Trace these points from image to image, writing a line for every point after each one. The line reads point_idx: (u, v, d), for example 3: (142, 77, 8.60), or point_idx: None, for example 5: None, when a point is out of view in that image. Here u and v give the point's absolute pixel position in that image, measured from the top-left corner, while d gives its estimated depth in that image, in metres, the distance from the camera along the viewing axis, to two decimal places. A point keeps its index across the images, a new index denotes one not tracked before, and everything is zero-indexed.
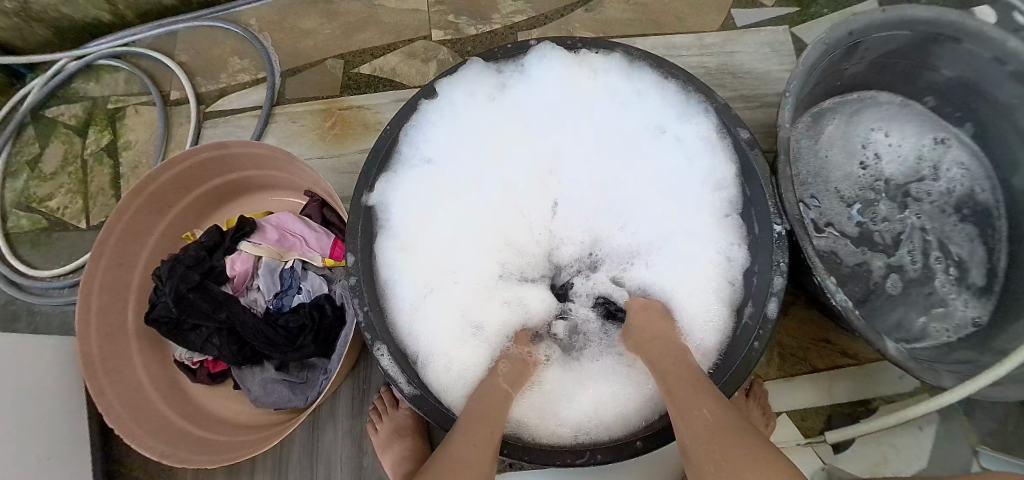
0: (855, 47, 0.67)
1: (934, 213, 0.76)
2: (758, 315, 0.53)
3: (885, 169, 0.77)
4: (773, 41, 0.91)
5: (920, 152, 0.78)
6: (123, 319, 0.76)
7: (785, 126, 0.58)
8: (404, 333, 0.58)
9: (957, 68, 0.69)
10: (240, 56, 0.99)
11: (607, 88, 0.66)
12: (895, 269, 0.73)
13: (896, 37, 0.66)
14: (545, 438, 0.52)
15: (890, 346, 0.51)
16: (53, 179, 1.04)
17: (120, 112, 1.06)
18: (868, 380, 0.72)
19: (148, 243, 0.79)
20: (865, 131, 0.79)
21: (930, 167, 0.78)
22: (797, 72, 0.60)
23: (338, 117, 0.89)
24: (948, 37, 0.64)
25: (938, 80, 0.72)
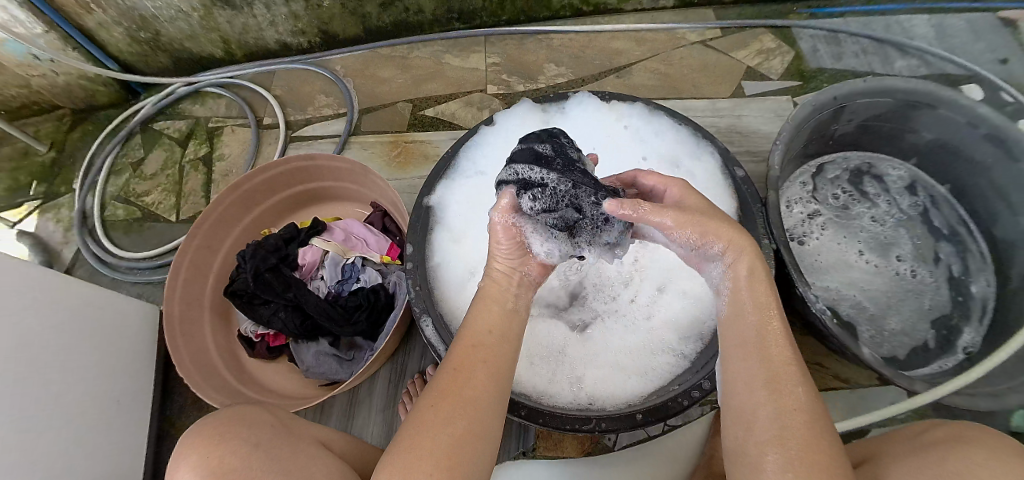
0: (842, 110, 0.81)
1: (853, 225, 0.89)
2: None
3: (869, 242, 0.88)
4: (777, 108, 1.07)
5: (818, 230, 0.88)
6: (203, 292, 0.90)
7: (775, 168, 0.73)
8: (448, 310, 0.69)
9: (935, 131, 0.83)
10: (326, 94, 1.19)
11: (632, 129, 0.82)
12: (922, 268, 0.86)
13: (880, 103, 0.81)
14: (564, 405, 0.61)
15: (864, 351, 0.61)
16: (153, 178, 1.23)
17: (218, 130, 1.25)
18: (860, 404, 0.80)
19: (232, 233, 0.93)
20: (838, 234, 0.88)
21: (820, 228, 0.88)
22: (789, 124, 0.75)
23: (402, 149, 1.06)
24: (925, 105, 0.79)
25: (921, 142, 0.86)
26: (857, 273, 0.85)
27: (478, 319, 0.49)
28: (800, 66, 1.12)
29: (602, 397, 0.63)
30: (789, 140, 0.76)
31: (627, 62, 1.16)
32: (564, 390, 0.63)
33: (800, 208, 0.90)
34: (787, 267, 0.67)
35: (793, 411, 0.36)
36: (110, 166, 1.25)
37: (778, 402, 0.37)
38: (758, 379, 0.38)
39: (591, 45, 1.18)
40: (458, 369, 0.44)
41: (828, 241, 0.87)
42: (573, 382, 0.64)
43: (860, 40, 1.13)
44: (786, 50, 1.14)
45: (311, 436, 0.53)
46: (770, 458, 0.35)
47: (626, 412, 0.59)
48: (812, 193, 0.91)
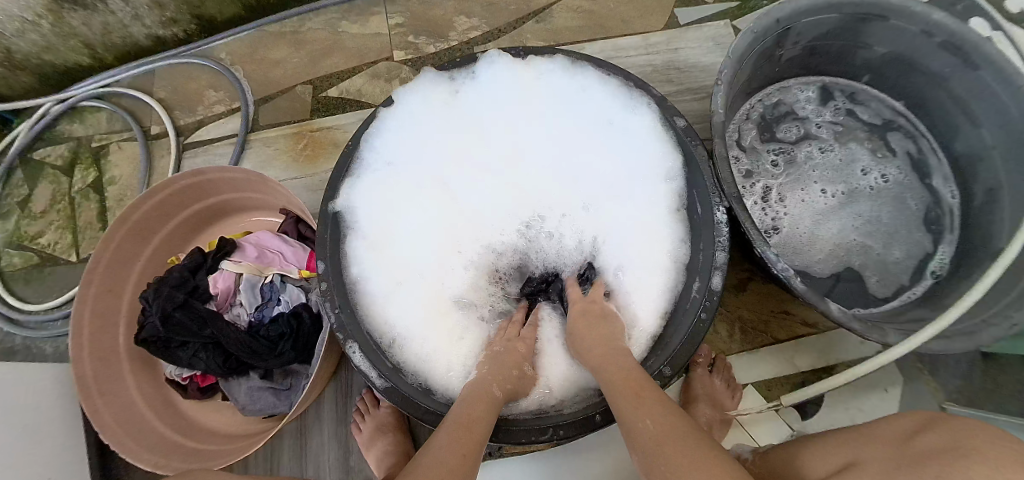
0: (787, 32, 0.73)
1: (812, 182, 0.83)
2: (704, 288, 0.60)
3: (832, 186, 0.83)
4: (716, 35, 0.98)
5: (781, 207, 0.81)
6: (115, 343, 0.81)
7: (718, 112, 0.65)
8: (387, 328, 0.64)
9: (889, 44, 0.75)
10: (215, 89, 1.05)
11: (553, 87, 0.73)
12: (887, 173, 0.84)
13: (825, 21, 0.73)
14: (519, 413, 0.59)
15: (832, 307, 0.59)
16: (44, 217, 1.09)
17: (104, 149, 1.10)
18: (830, 348, 0.79)
19: (134, 270, 0.83)
20: (800, 193, 0.82)
21: (782, 199, 0.81)
22: (729, 60, 0.67)
23: (309, 140, 0.94)
24: (875, 16, 0.71)
25: (875, 56, 0.79)
26: (830, 228, 0.80)
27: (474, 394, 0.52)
28: None
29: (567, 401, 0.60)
30: (731, 79, 0.68)
31: (546, 2, 1.03)
32: (520, 394, 0.61)
33: (757, 190, 0.82)
34: (743, 226, 0.60)
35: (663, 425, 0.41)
36: None
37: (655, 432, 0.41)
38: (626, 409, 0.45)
39: None
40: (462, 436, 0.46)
41: (797, 212, 0.81)
42: (542, 380, 0.62)
43: None
44: None
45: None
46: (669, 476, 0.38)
47: (581, 416, 0.57)
48: (762, 168, 0.83)
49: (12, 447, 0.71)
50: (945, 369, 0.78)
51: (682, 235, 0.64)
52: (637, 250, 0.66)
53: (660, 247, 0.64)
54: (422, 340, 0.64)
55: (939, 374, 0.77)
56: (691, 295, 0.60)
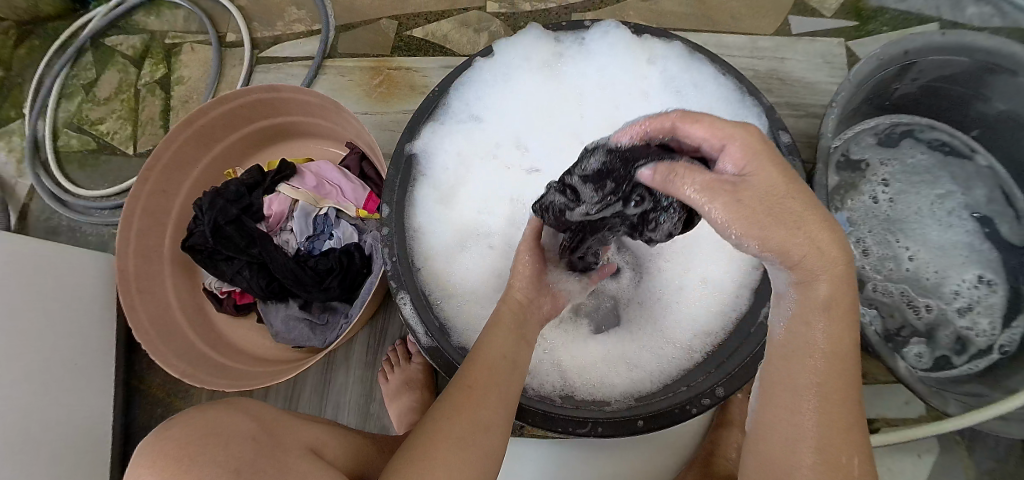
0: (909, 67, 0.65)
1: (918, 258, 0.73)
2: (765, 319, 0.53)
3: (932, 228, 0.74)
4: (827, 53, 0.89)
5: (952, 298, 0.71)
6: (160, 244, 0.79)
7: (829, 135, 0.58)
8: (445, 304, 0.59)
9: (1009, 101, 0.66)
10: (297, 7, 1.00)
11: (664, 74, 0.65)
12: (891, 167, 0.77)
13: (952, 63, 0.65)
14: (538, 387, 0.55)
15: (901, 366, 0.51)
16: (106, 104, 1.08)
17: (176, 48, 1.08)
18: (875, 402, 0.72)
19: (191, 174, 0.81)
20: (943, 273, 0.72)
21: (951, 311, 0.70)
22: (848, 83, 0.60)
23: (384, 77, 0.90)
24: (1005, 69, 0.63)
25: (990, 112, 0.70)
26: (963, 270, 0.72)
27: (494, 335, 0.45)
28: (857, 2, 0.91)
29: (582, 387, 0.55)
30: (846, 103, 0.61)
31: None
32: (542, 375, 0.56)
33: (942, 342, 0.70)
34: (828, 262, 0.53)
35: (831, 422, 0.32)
36: (59, 89, 1.10)
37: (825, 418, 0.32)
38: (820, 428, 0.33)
39: None
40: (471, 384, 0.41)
41: (951, 272, 0.72)
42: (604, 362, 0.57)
43: None
44: None
45: (299, 440, 0.43)
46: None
47: (626, 417, 0.51)
48: (917, 328, 0.70)
49: (43, 325, 0.71)
50: (982, 446, 0.70)
51: (755, 260, 0.57)
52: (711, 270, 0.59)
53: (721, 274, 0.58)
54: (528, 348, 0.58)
55: (975, 451, 0.70)
56: (758, 321, 0.54)
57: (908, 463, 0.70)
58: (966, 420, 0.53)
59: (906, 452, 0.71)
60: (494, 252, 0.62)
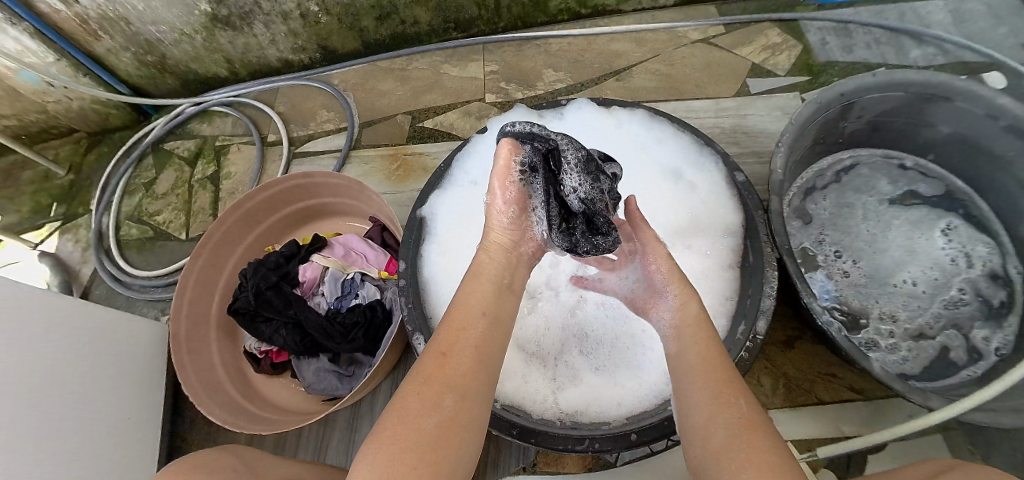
0: (851, 106, 0.78)
1: (909, 269, 0.81)
2: (749, 330, 0.64)
3: (893, 226, 0.84)
4: (784, 105, 1.04)
5: (953, 262, 0.81)
6: (209, 310, 0.91)
7: (778, 170, 0.71)
8: None
9: (952, 124, 0.79)
10: (327, 109, 1.20)
11: (632, 134, 0.83)
12: (828, 232, 0.85)
13: (890, 98, 0.78)
14: (545, 413, 0.64)
15: (874, 365, 0.60)
16: (163, 199, 1.26)
17: (225, 148, 1.28)
18: (873, 417, 0.77)
19: (237, 250, 0.95)
20: (940, 253, 0.82)
21: (964, 271, 0.80)
22: (791, 125, 0.73)
23: (402, 162, 1.06)
24: (939, 97, 0.75)
25: (937, 136, 0.82)
26: (933, 236, 0.83)
27: (472, 292, 0.52)
28: (807, 61, 1.09)
29: (582, 413, 0.63)
30: (792, 144, 0.73)
31: (626, 65, 1.15)
32: (546, 401, 0.65)
33: (990, 293, 0.78)
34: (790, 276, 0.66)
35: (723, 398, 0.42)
36: (123, 189, 1.29)
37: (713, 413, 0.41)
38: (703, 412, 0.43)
39: (589, 48, 1.17)
40: (446, 354, 0.45)
41: (930, 247, 0.82)
42: (599, 392, 0.65)
43: (871, 30, 1.10)
44: (793, 45, 1.11)
45: (277, 476, 0.60)
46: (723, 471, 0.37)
47: (619, 431, 0.59)
48: (972, 316, 0.77)
49: (96, 384, 0.80)
50: (997, 453, 0.73)
51: (733, 289, 0.69)
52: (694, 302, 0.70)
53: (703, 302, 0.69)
54: (537, 384, 0.67)
55: (990, 458, 0.73)
56: (736, 335, 0.64)
57: None
58: (952, 412, 0.57)
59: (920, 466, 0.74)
60: None
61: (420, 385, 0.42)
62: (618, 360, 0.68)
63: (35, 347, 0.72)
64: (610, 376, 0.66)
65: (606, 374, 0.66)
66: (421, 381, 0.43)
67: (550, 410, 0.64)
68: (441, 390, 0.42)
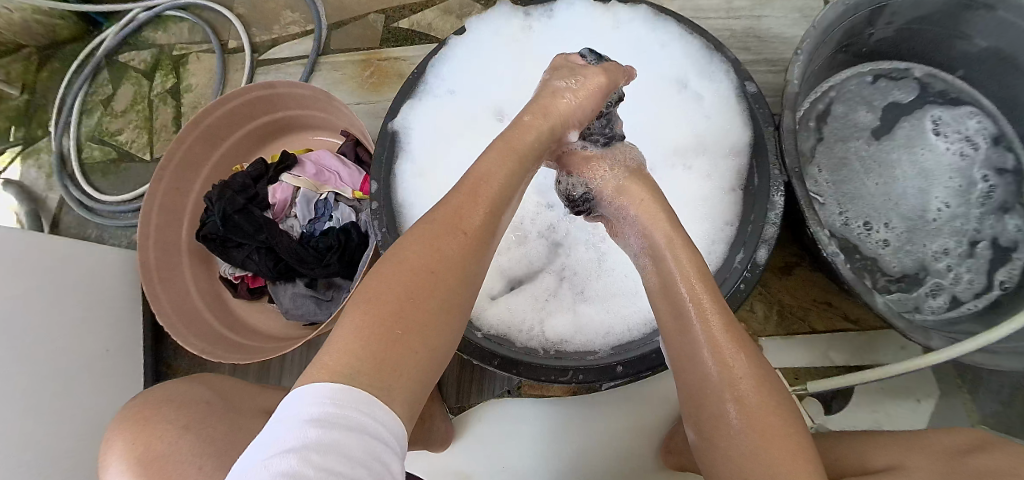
0: (881, 10, 0.67)
1: (930, 192, 0.73)
2: (747, 260, 0.58)
3: (893, 156, 0.75)
4: (804, 6, 0.91)
5: (954, 153, 0.74)
6: (178, 237, 0.86)
7: (795, 83, 0.60)
8: None
9: (991, 38, 0.67)
10: (291, 9, 1.04)
11: (631, 36, 0.70)
12: (844, 203, 0.73)
13: (926, 2, 0.66)
14: (529, 339, 0.59)
15: (877, 301, 0.53)
16: (123, 116, 1.16)
17: (184, 58, 1.14)
18: (867, 346, 0.74)
19: (201, 173, 0.87)
20: (944, 156, 0.74)
21: (970, 160, 0.74)
22: (813, 30, 0.61)
23: (375, 68, 0.94)
24: (981, 4, 0.64)
25: (972, 50, 0.71)
26: (930, 143, 0.75)
27: (484, 162, 0.43)
28: None
29: (567, 342, 0.59)
30: (813, 50, 0.62)
31: None
32: (528, 331, 0.60)
33: (997, 161, 0.73)
34: (799, 204, 0.57)
35: (730, 342, 0.37)
36: (81, 106, 1.18)
37: (719, 355, 0.36)
38: (703, 346, 0.37)
39: None
40: (456, 227, 0.38)
41: (931, 156, 0.74)
42: (586, 317, 0.60)
43: None
44: None
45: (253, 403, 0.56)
46: (735, 422, 0.34)
47: (606, 363, 0.55)
48: (1005, 197, 0.72)
49: (70, 314, 0.77)
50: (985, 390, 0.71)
51: (733, 213, 0.62)
52: (693, 225, 0.64)
53: (704, 227, 0.63)
54: (523, 308, 0.61)
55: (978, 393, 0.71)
56: (732, 265, 0.59)
57: (908, 408, 0.71)
58: (952, 352, 0.54)
59: (904, 398, 0.72)
60: None
61: (417, 257, 0.36)
62: (606, 287, 0.62)
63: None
64: (594, 304, 0.61)
65: (591, 302, 0.61)
66: (420, 253, 0.36)
67: (536, 339, 0.59)
68: (438, 266, 0.36)
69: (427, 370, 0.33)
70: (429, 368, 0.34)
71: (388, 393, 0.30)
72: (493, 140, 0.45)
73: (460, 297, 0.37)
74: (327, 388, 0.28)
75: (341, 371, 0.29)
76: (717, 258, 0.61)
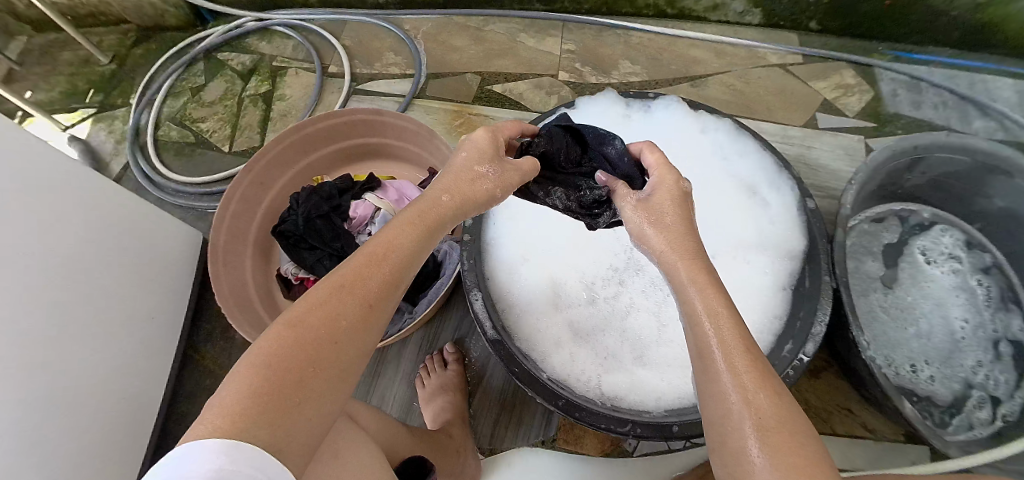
0: (917, 162, 0.78)
1: (947, 311, 0.82)
2: (795, 351, 0.66)
3: (906, 293, 0.83)
4: (848, 147, 1.04)
5: (948, 268, 0.85)
6: (248, 228, 0.90)
7: (846, 207, 0.71)
8: (518, 318, 0.71)
9: (1008, 199, 0.79)
10: (395, 52, 1.17)
11: (715, 142, 0.84)
12: (881, 347, 0.80)
13: (956, 161, 0.78)
14: (581, 386, 0.66)
15: (905, 408, 0.65)
16: (210, 107, 1.23)
17: (282, 70, 1.24)
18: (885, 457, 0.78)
19: (287, 174, 0.93)
20: (942, 275, 0.84)
21: (963, 274, 0.84)
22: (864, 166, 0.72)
23: (465, 120, 1.04)
24: (1003, 171, 0.75)
25: (991, 208, 0.82)
26: (929, 269, 0.85)
27: (388, 231, 0.43)
28: (875, 108, 1.08)
29: (618, 395, 0.65)
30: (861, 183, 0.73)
31: (703, 73, 1.14)
32: (582, 376, 0.67)
33: (979, 262, 0.85)
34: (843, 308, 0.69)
35: (755, 380, 0.36)
36: (168, 89, 1.26)
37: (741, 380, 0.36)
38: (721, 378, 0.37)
39: (667, 49, 1.16)
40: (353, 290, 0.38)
41: (935, 279, 0.84)
42: (633, 378, 0.67)
43: (943, 93, 1.07)
44: (866, 90, 1.10)
45: None
46: (759, 461, 0.32)
47: (662, 422, 0.61)
48: (1002, 294, 0.83)
49: (123, 281, 0.80)
50: None
51: (781, 311, 0.71)
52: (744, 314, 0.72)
53: (754, 316, 0.71)
54: (583, 357, 0.69)
55: None
56: (780, 354, 0.66)
57: None
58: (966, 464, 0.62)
59: None
60: (553, 274, 0.76)
61: (307, 321, 0.36)
62: (657, 354, 0.69)
63: (64, 228, 0.71)
64: (645, 368, 0.68)
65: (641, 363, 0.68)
66: (311, 318, 0.36)
67: (592, 389, 0.66)
68: (334, 332, 0.36)
69: (319, 433, 0.33)
70: (319, 433, 0.34)
71: (280, 452, 0.30)
72: (409, 211, 0.46)
73: (354, 359, 0.37)
74: (214, 443, 0.28)
75: (224, 428, 0.29)
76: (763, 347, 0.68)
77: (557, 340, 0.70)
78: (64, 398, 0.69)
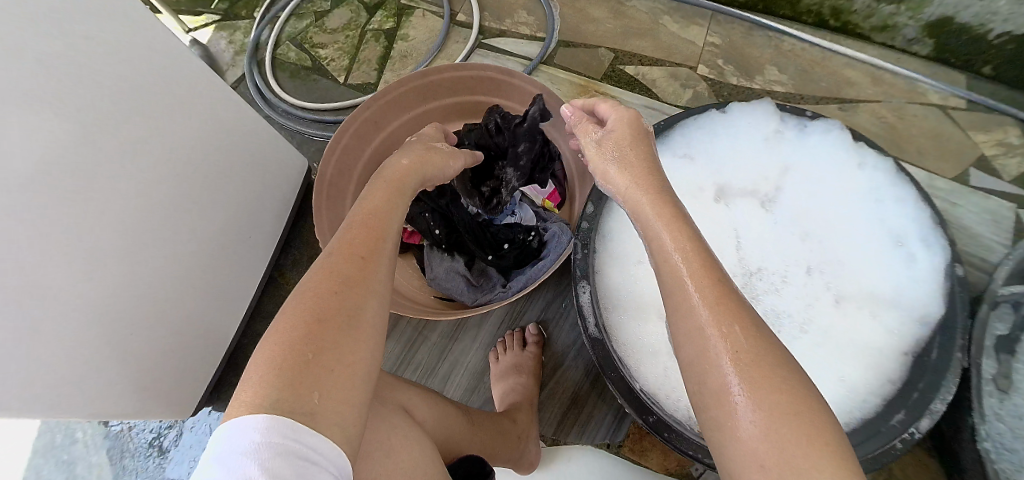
0: None
1: None
2: (907, 423, 0.59)
3: None
4: (996, 212, 0.90)
5: None
6: (354, 164, 0.89)
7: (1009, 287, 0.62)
8: (615, 318, 0.68)
9: None
10: (527, 11, 1.11)
11: (872, 182, 0.74)
12: None
13: None
14: (664, 402, 0.62)
15: None
16: (332, 34, 1.23)
17: (409, 10, 1.21)
18: None
19: (402, 117, 0.91)
20: None
21: None
22: None
23: (590, 97, 1.00)
24: None
25: None
26: None
27: (364, 204, 0.49)
28: None
29: None
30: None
31: (857, 96, 1.01)
32: (665, 390, 0.63)
33: None
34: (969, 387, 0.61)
35: (721, 315, 0.36)
36: (294, 9, 1.26)
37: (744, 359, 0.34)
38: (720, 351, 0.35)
39: (822, 65, 1.04)
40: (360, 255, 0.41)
41: None
42: None
43: None
44: None
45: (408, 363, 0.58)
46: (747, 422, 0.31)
47: None
48: None
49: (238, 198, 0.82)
50: None
51: (897, 376, 0.64)
52: (854, 368, 0.66)
53: (868, 376, 0.65)
54: (677, 373, 0.64)
55: None
56: (889, 423, 0.60)
57: None
58: None
59: None
60: None
61: (318, 285, 0.38)
62: None
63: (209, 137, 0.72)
64: None
65: None
66: (318, 282, 0.38)
67: (676, 406, 0.62)
68: (339, 286, 0.38)
69: (354, 391, 0.34)
70: (353, 386, 0.34)
71: (315, 410, 0.31)
72: (377, 183, 0.53)
73: (370, 312, 0.38)
74: (260, 417, 0.29)
75: (258, 400, 0.30)
76: (873, 411, 0.62)
77: (653, 350, 0.65)
78: (161, 299, 0.71)
